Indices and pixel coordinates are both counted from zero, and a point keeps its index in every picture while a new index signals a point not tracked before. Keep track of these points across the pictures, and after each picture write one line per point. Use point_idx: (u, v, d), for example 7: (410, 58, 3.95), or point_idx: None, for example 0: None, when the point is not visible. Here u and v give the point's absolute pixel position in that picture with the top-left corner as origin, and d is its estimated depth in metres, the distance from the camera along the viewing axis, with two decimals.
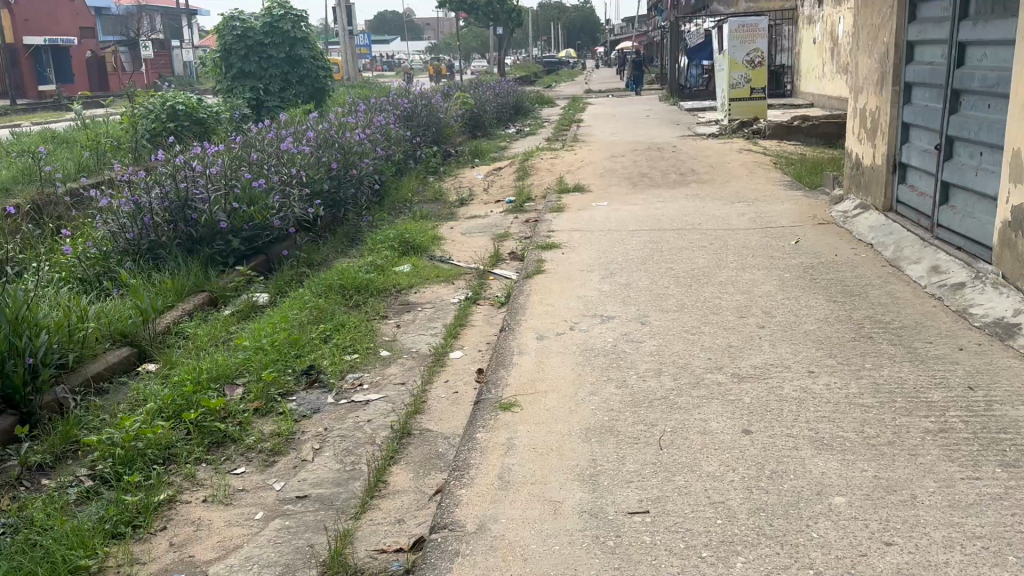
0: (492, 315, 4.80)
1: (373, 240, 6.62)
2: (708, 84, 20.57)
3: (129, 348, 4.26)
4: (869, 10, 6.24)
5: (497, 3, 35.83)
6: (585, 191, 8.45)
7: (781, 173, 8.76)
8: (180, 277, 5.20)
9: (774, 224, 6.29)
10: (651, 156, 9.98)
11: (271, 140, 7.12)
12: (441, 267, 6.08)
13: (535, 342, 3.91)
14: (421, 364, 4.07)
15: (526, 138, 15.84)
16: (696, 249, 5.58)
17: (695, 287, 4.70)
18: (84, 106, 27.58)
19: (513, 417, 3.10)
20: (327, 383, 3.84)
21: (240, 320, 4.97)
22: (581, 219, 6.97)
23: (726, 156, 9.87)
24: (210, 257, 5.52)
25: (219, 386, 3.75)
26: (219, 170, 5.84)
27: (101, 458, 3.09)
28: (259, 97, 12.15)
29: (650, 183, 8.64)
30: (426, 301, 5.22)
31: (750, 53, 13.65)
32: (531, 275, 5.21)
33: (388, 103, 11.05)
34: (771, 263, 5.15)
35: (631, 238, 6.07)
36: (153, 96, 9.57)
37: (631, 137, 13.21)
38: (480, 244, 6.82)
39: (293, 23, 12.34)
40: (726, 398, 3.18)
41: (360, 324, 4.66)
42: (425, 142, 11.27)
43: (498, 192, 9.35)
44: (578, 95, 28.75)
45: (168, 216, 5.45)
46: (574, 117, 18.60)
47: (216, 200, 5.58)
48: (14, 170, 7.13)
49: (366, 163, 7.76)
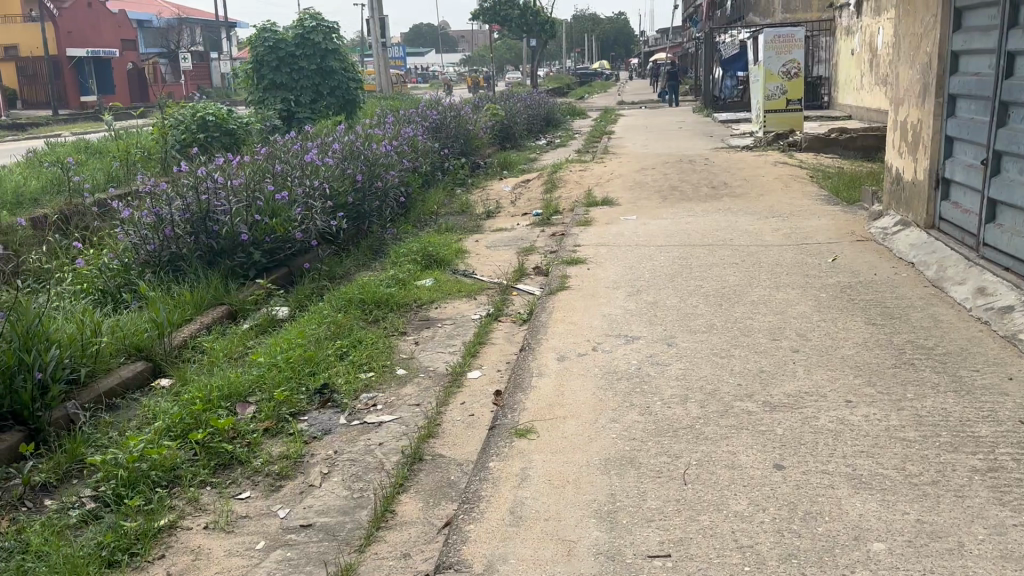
0: (514, 332, 4.65)
1: (397, 253, 6.53)
2: (743, 95, 20.28)
3: (143, 363, 4.19)
4: (910, 20, 6.02)
5: (531, 15, 35.87)
6: (613, 204, 8.29)
7: (817, 187, 8.50)
8: (199, 290, 5.13)
9: (809, 241, 6.07)
10: (682, 169, 9.78)
11: (296, 152, 7.08)
12: (463, 281, 5.95)
13: (556, 364, 3.75)
14: (437, 384, 3.94)
15: (556, 149, 15.72)
16: (727, 266, 5.39)
17: (725, 307, 4.50)
18: (123, 116, 28.18)
19: (529, 445, 2.95)
20: (340, 402, 3.72)
21: (258, 335, 4.89)
22: (609, 233, 6.80)
23: (760, 169, 9.64)
24: (230, 270, 5.45)
25: (230, 404, 3.65)
26: (242, 182, 5.80)
27: (104, 479, 2.98)
28: (290, 108, 12.19)
29: (681, 196, 8.45)
30: (446, 317, 5.10)
31: (786, 64, 13.38)
32: (555, 291, 5.05)
33: (417, 114, 11.01)
34: (806, 282, 4.94)
35: (660, 253, 5.89)
36: (184, 107, 9.63)
37: (663, 149, 13.02)
38: (505, 258, 6.68)
39: (324, 35, 12.37)
40: (756, 429, 2.99)
41: (378, 340, 4.55)
42: (454, 154, 11.20)
43: (525, 204, 9.22)
44: (611, 107, 28.60)
45: (190, 228, 5.40)
46: (605, 129, 18.46)
47: (238, 212, 5.53)
48: (44, 179, 7.18)
49: (392, 175, 7.68)
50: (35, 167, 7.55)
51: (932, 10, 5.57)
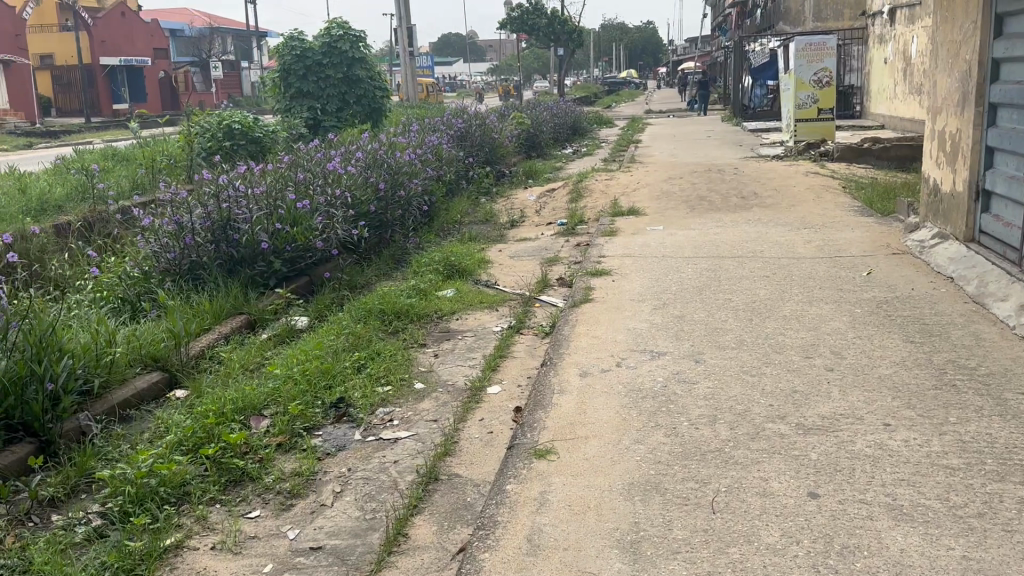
0: (535, 346, 4.53)
1: (419, 263, 6.44)
2: (773, 104, 20.02)
3: (158, 374, 4.13)
4: (949, 27, 5.82)
5: (558, 24, 35.84)
6: (640, 214, 8.14)
7: (849, 198, 8.29)
8: (218, 299, 5.08)
9: (842, 253, 5.88)
10: (710, 178, 9.61)
11: (319, 160, 7.04)
12: (485, 292, 5.85)
13: (578, 380, 3.62)
14: (456, 399, 3.82)
15: (582, 158, 15.60)
16: (757, 279, 5.22)
17: (755, 322, 4.34)
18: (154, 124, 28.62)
19: (548, 467, 2.82)
20: (355, 417, 3.62)
21: (276, 346, 4.82)
22: (635, 244, 6.66)
23: (790, 179, 9.44)
24: (250, 279, 5.40)
25: (244, 418, 3.57)
26: (264, 191, 5.76)
27: (111, 494, 2.90)
28: (316, 116, 12.20)
29: (709, 206, 8.28)
30: (467, 329, 4.99)
31: (818, 72, 13.15)
32: (578, 304, 4.92)
33: (443, 123, 10.95)
34: (840, 297, 4.76)
35: (687, 265, 5.74)
36: (211, 115, 9.66)
37: (691, 159, 12.84)
38: (529, 269, 6.57)
39: (351, 44, 12.37)
40: (789, 454, 2.84)
41: (396, 353, 4.45)
42: (479, 162, 11.13)
43: (550, 214, 9.11)
44: (639, 115, 28.45)
45: (210, 236, 5.35)
46: (632, 138, 18.31)
47: (258, 220, 5.48)
48: (69, 186, 7.23)
49: (415, 184, 7.61)
50: (62, 174, 7.61)
51: (972, 16, 5.38)
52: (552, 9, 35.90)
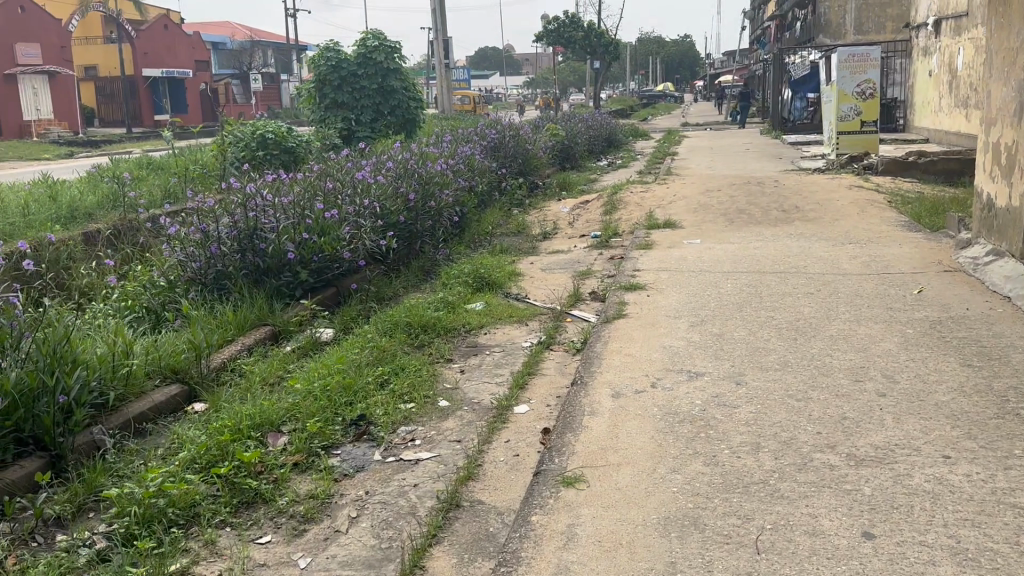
0: (566, 363, 4.34)
1: (448, 275, 6.30)
2: (813, 117, 19.64)
3: (177, 387, 4.04)
4: (1005, 34, 5.54)
5: (595, 36, 35.75)
6: (676, 227, 7.92)
7: (895, 212, 7.98)
8: (242, 309, 4.97)
9: (891, 270, 5.61)
10: (750, 191, 9.34)
11: (349, 170, 6.94)
12: (515, 305, 5.67)
13: (610, 401, 3.42)
14: (482, 419, 3.64)
15: (617, 171, 15.40)
16: (800, 296, 4.98)
17: (800, 341, 4.11)
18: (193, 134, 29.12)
19: (577, 496, 2.63)
20: (376, 436, 3.46)
21: (299, 358, 4.70)
22: (671, 257, 6.45)
23: (833, 192, 9.14)
24: (276, 289, 5.29)
25: (261, 435, 3.43)
26: (292, 200, 5.66)
27: (118, 514, 2.77)
28: (350, 127, 12.17)
29: (748, 220, 8.02)
30: (495, 344, 4.81)
31: (861, 84, 12.74)
32: (611, 319, 4.73)
33: (476, 133, 10.84)
34: (889, 316, 4.50)
35: (726, 280, 5.51)
36: (245, 124, 9.68)
37: (729, 171, 12.57)
38: (560, 282, 6.39)
39: (386, 54, 12.33)
40: (840, 487, 2.62)
41: (421, 368, 4.29)
42: (512, 173, 10.98)
43: (583, 226, 8.92)
44: (675, 128, 28.19)
45: (236, 245, 5.26)
46: (668, 151, 18.08)
47: (285, 230, 5.38)
48: (102, 194, 7.24)
49: (446, 194, 7.48)
50: (96, 181, 7.64)
51: None
52: (588, 22, 35.80)
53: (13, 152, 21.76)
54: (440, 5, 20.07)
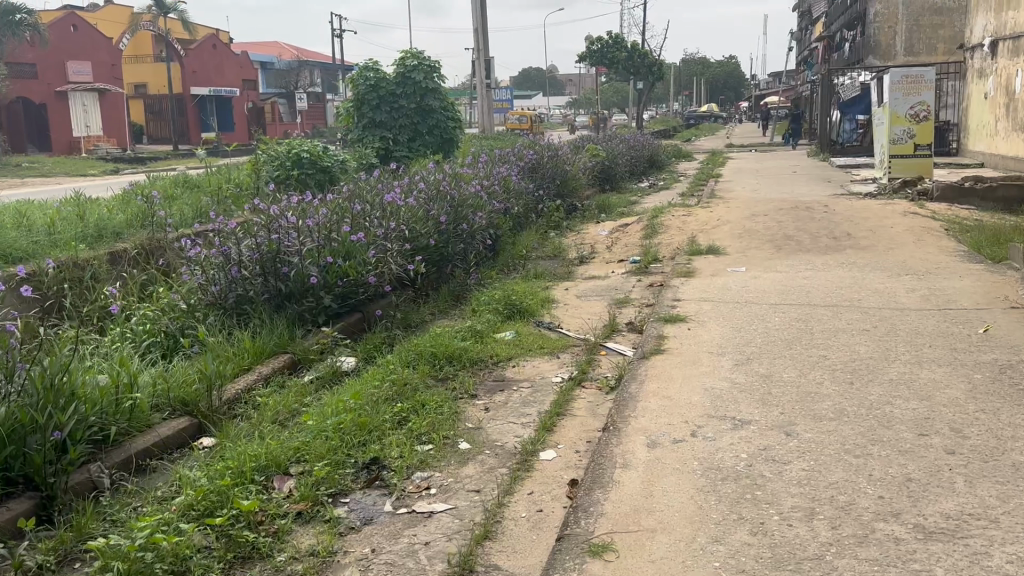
0: (598, 402, 4.02)
1: (478, 302, 6.05)
2: (863, 139, 19.08)
3: (186, 420, 3.87)
4: None
5: (639, 57, 35.51)
6: (719, 253, 7.56)
7: (955, 241, 7.53)
8: (261, 336, 4.79)
9: (953, 305, 5.19)
10: (797, 216, 8.94)
11: (380, 190, 6.76)
12: (547, 336, 5.39)
13: (646, 451, 3.11)
14: (505, 464, 3.36)
15: (659, 192, 15.05)
16: (855, 334, 4.61)
17: (856, 386, 3.74)
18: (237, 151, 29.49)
19: (604, 570, 2.33)
20: (388, 483, 3.21)
21: (318, 389, 4.48)
22: (714, 286, 6.11)
23: (887, 219, 8.70)
24: (298, 315, 5.09)
25: (266, 478, 3.20)
26: (318, 222, 5.49)
27: (102, 569, 2.55)
28: (388, 147, 12.03)
29: (796, 247, 7.63)
30: (524, 378, 4.52)
31: (914, 106, 12.20)
32: (648, 355, 4.40)
33: (514, 153, 10.62)
34: (954, 358, 4.11)
35: (773, 313, 5.15)
36: (281, 143, 9.62)
37: (776, 195, 12.15)
38: (596, 311, 6.08)
39: (426, 74, 12.21)
40: (908, 567, 2.27)
41: (443, 404, 4.03)
42: (550, 195, 10.72)
43: (622, 250, 8.60)
44: (720, 150, 27.73)
45: (259, 269, 5.09)
46: (712, 172, 17.68)
47: (308, 254, 5.20)
48: (132, 213, 7.19)
49: (479, 217, 7.25)
50: (127, 200, 7.60)
51: None
52: (631, 42, 35.52)
53: (62, 168, 22.24)
54: (483, 25, 20.02)
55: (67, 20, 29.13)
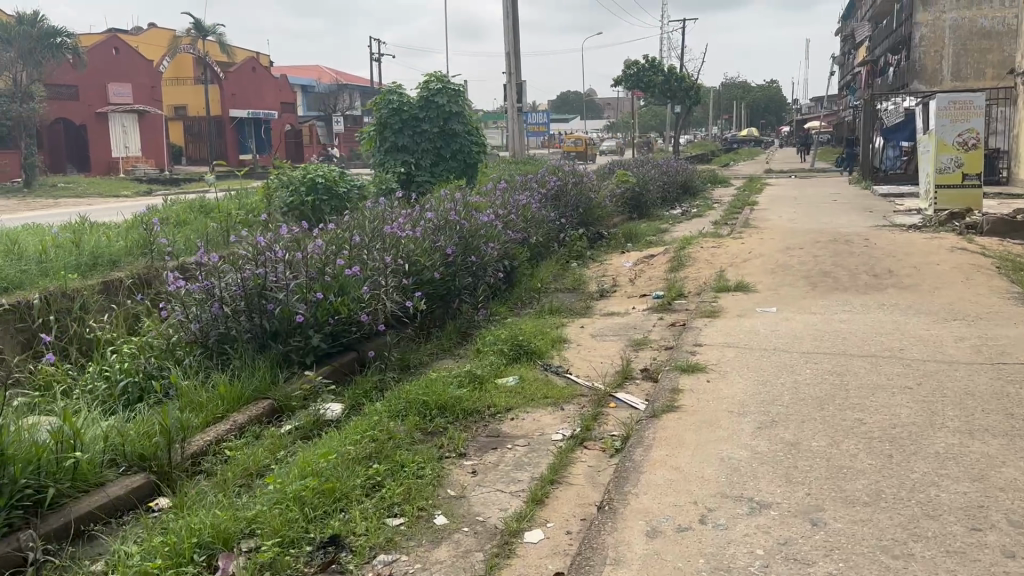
0: (600, 468, 3.56)
1: (483, 342, 5.65)
2: (907, 167, 18.41)
3: (142, 478, 3.50)
4: None
5: (676, 81, 35.07)
6: (748, 290, 7.06)
7: (1008, 281, 6.95)
8: (240, 381, 4.43)
9: (1009, 358, 4.65)
10: (835, 250, 8.40)
11: (384, 219, 6.41)
12: (553, 382, 4.94)
13: (643, 542, 2.66)
14: (483, 546, 2.92)
15: (691, 220, 14.54)
16: (896, 393, 4.09)
17: (897, 462, 3.24)
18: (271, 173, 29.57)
19: None
20: (345, 568, 2.79)
21: (295, 441, 4.09)
22: (740, 329, 5.62)
23: (932, 254, 8.13)
24: (283, 356, 4.72)
25: (206, 558, 2.81)
26: (310, 255, 5.14)
27: None
28: (410, 171, 11.73)
29: (833, 285, 7.10)
30: (521, 434, 4.08)
31: (963, 133, 11.59)
32: (660, 412, 3.93)
33: (537, 180, 10.22)
34: (1011, 426, 3.58)
35: (804, 364, 4.65)
36: (296, 167, 9.35)
37: (814, 225, 11.59)
38: (610, 352, 5.63)
39: (451, 97, 11.91)
40: None
41: (427, 465, 3.60)
42: (573, 224, 10.30)
43: (645, 284, 8.13)
44: (757, 175, 27.14)
45: (242, 305, 4.74)
46: (748, 200, 17.13)
47: (297, 289, 4.83)
48: (132, 240, 6.93)
49: (491, 248, 6.88)
50: (130, 225, 7.35)
51: None
52: (668, 66, 35.06)
53: (95, 188, 22.40)
54: (514, 48, 19.77)
55: (109, 44, 29.68)
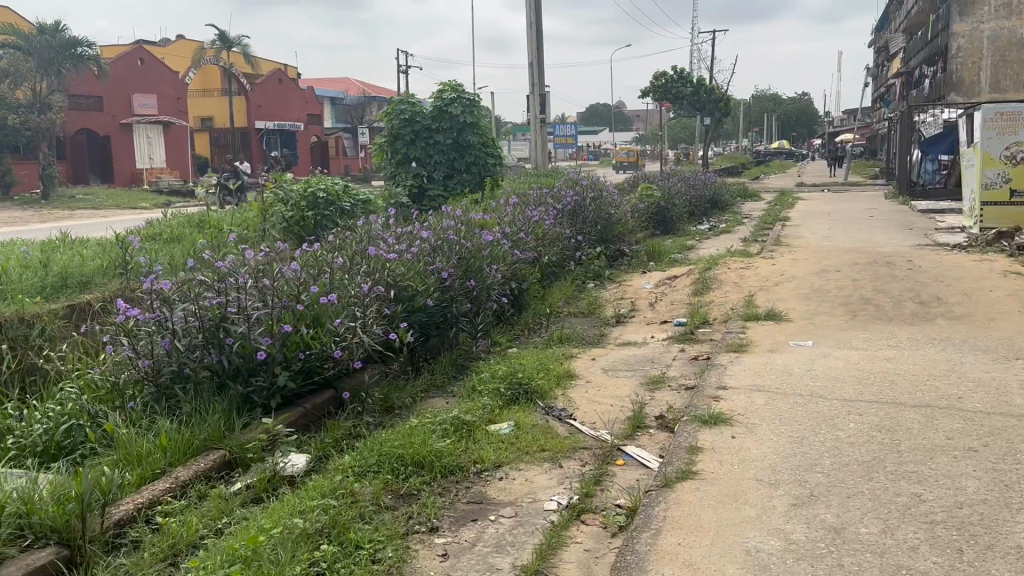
0: (598, 554, 2.91)
1: (479, 379, 5.03)
2: (947, 181, 17.52)
3: (46, 555, 2.93)
4: None
5: (704, 93, 34.31)
6: (780, 319, 6.36)
7: None
8: (188, 431, 3.86)
9: None
10: (875, 273, 7.66)
11: (374, 238, 5.84)
12: (553, 429, 4.29)
13: None
14: None
15: (719, 237, 13.82)
16: (962, 458, 3.38)
17: (970, 562, 2.54)
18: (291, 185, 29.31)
19: None
20: None
21: (242, 505, 3.50)
22: (771, 368, 4.92)
23: (985, 278, 7.36)
24: (243, 398, 4.15)
25: None
26: (280, 283, 4.56)
27: None
28: (422, 185, 11.17)
29: (875, 314, 6.37)
30: (508, 501, 3.44)
31: (1011, 146, 10.76)
32: (673, 480, 3.26)
33: (552, 194, 9.60)
34: None
35: (847, 417, 3.95)
36: (297, 180, 8.86)
37: (851, 243, 10.82)
38: (623, 392, 4.97)
39: (464, 107, 11.32)
40: None
41: (386, 545, 2.99)
42: (591, 240, 9.66)
43: (666, 309, 7.45)
44: (789, 189, 26.27)
45: (198, 340, 4.16)
46: (778, 215, 16.35)
47: (262, 322, 4.26)
48: (109, 258, 6.44)
49: (494, 271, 6.29)
50: (110, 241, 6.88)
51: None
52: (696, 77, 34.34)
53: (114, 200, 22.25)
54: (537, 59, 19.21)
55: (135, 55, 29.65)
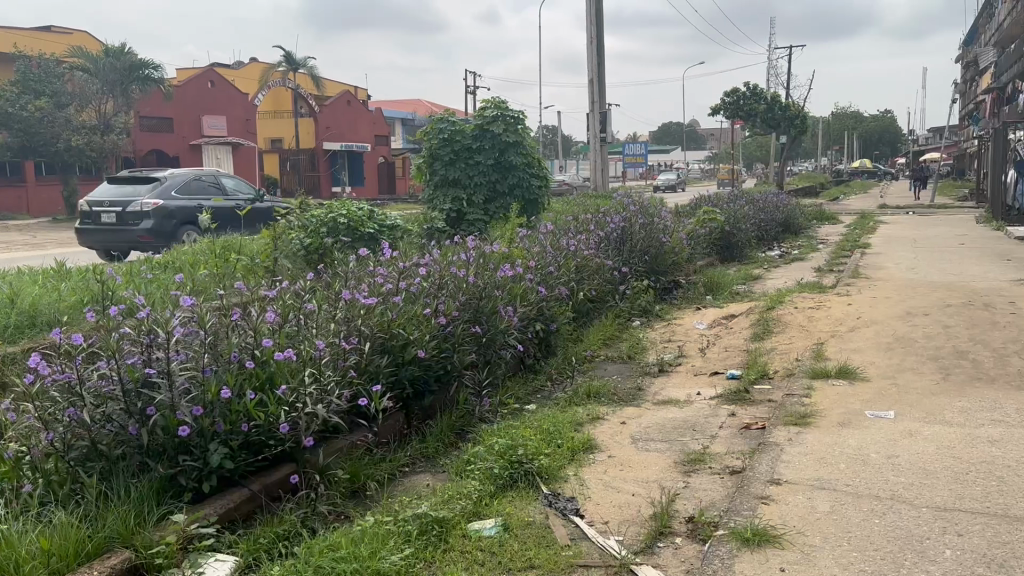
0: None
1: (472, 451, 4.17)
2: None
3: None
4: None
5: (779, 109, 32.71)
6: (854, 378, 5.26)
7: None
8: (86, 527, 3.05)
9: None
10: (972, 319, 6.45)
11: (364, 276, 5.05)
12: (549, 529, 3.36)
13: None
14: None
15: (790, 265, 12.59)
16: None
17: None
18: None
19: None
20: None
21: None
22: (841, 453, 3.86)
23: None
24: (167, 481, 3.35)
25: None
26: (224, 336, 3.77)
27: None
28: (461, 208, 10.31)
29: (973, 373, 5.21)
30: None
31: None
32: None
33: (596, 220, 8.68)
34: None
35: (939, 541, 2.89)
36: (317, 205, 8.19)
37: (943, 277, 9.51)
38: (651, 473, 4.00)
39: (508, 125, 10.50)
40: None
41: None
42: (641, 271, 8.67)
43: (718, 357, 6.41)
44: (871, 211, 24.43)
45: (115, 407, 3.38)
46: (856, 240, 14.99)
47: (194, 385, 3.46)
48: (86, 291, 5.79)
49: (511, 313, 5.41)
50: (98, 271, 6.26)
51: None
52: (770, 94, 32.85)
53: None
54: (598, 76, 18.29)
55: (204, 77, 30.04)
